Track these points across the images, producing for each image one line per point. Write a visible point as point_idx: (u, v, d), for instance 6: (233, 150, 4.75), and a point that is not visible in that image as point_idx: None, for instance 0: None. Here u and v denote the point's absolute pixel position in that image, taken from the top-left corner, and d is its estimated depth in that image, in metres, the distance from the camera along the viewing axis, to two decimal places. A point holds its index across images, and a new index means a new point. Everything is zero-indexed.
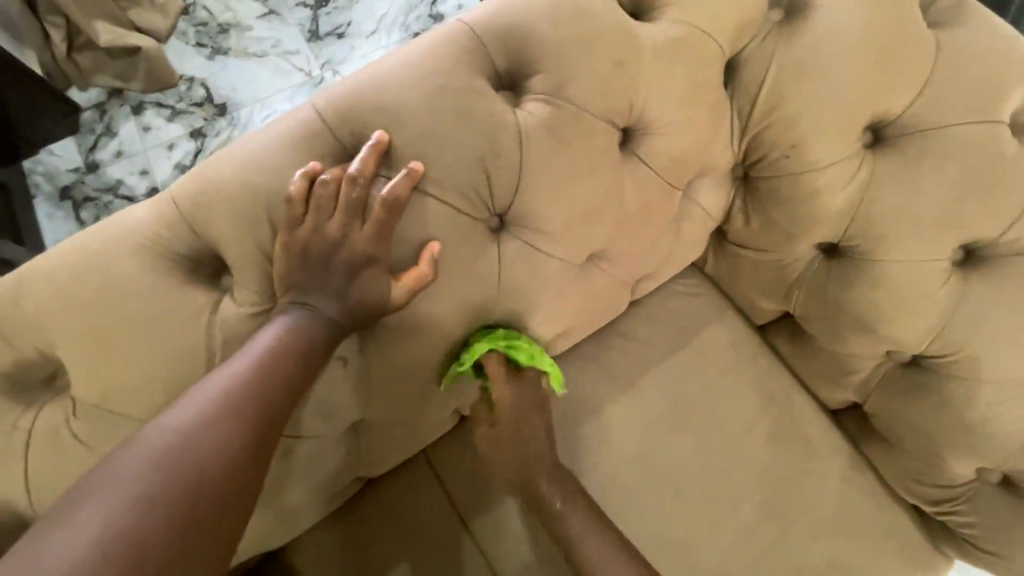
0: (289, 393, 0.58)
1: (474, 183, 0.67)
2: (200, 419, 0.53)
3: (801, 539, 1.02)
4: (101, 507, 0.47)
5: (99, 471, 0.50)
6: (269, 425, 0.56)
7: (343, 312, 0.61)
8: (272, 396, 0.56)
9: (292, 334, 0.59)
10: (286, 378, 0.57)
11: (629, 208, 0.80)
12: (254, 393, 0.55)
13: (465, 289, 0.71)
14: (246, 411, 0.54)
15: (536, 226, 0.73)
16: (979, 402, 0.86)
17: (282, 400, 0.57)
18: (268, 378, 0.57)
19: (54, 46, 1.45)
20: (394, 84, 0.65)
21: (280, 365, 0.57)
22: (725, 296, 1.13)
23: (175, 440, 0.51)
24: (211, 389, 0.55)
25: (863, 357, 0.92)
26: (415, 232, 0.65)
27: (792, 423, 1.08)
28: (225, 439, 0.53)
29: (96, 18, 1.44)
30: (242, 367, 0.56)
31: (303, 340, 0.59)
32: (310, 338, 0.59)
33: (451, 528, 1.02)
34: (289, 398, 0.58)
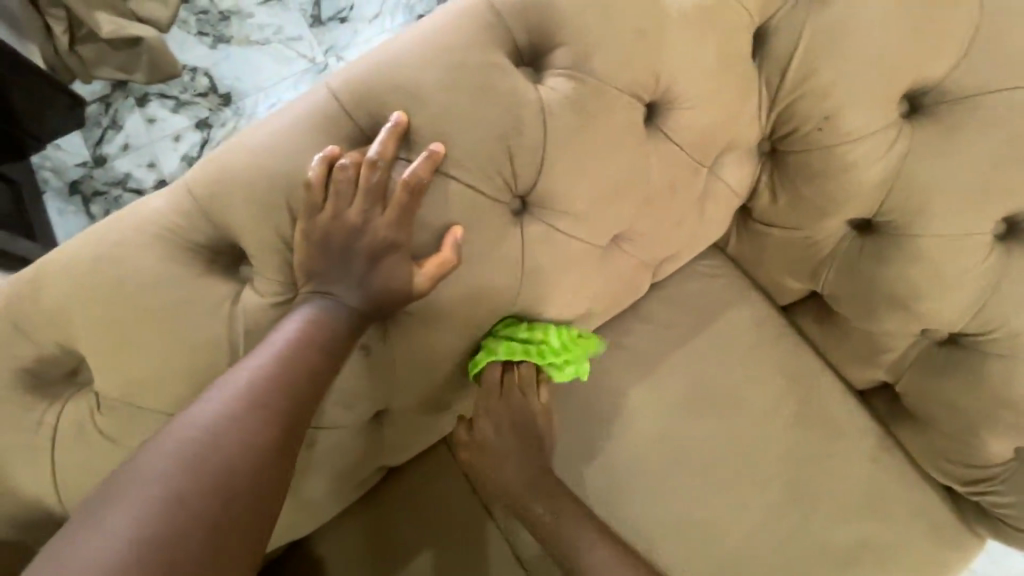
0: (315, 387, 0.56)
1: (498, 164, 0.64)
2: (226, 415, 0.51)
3: (829, 522, 1.01)
4: (131, 506, 0.46)
5: (126, 470, 0.49)
6: (295, 420, 0.54)
7: (367, 301, 0.59)
8: (298, 390, 0.55)
9: (316, 326, 0.57)
10: (312, 371, 0.56)
11: (655, 188, 0.78)
12: (279, 387, 0.54)
13: (489, 275, 0.69)
14: (273, 406, 0.53)
15: (560, 207, 0.71)
16: (1020, 380, 0.83)
17: (307, 394, 0.56)
18: (293, 371, 0.55)
19: (57, 39, 1.41)
20: (412, 62, 0.62)
21: (305, 358, 0.56)
22: (748, 276, 1.11)
23: (202, 435, 0.50)
24: (236, 384, 0.53)
25: (896, 336, 0.90)
26: (438, 216, 0.63)
27: (819, 404, 1.06)
28: (252, 435, 0.51)
29: (96, 9, 1.38)
30: (266, 360, 0.55)
31: (327, 332, 0.57)
32: (334, 329, 0.58)
33: (474, 515, 1.02)
34: (314, 392, 0.56)
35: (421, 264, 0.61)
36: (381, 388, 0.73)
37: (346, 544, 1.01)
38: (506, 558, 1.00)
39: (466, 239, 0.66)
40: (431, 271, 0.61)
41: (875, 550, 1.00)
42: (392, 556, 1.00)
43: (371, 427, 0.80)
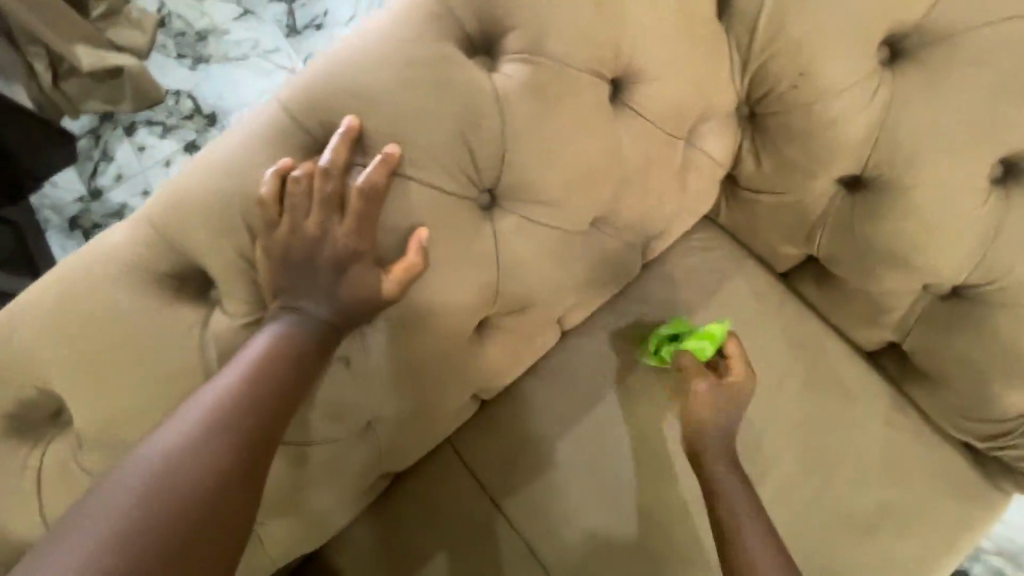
0: (284, 404, 0.56)
1: (458, 160, 0.62)
2: (190, 438, 0.51)
3: (847, 490, 0.99)
4: (90, 538, 0.45)
5: (88, 499, 0.48)
6: (264, 440, 0.53)
7: (335, 313, 0.58)
8: (265, 409, 0.54)
9: (283, 343, 0.56)
10: (281, 388, 0.55)
11: (630, 167, 0.75)
12: (245, 407, 0.53)
13: (464, 273, 0.68)
14: (239, 426, 0.52)
15: (530, 197, 0.69)
16: None
17: (276, 413, 0.55)
18: (260, 390, 0.54)
19: (39, 76, 1.39)
20: (359, 64, 0.60)
21: (272, 376, 0.55)
22: (743, 246, 1.08)
23: (165, 461, 0.49)
24: (202, 407, 0.52)
25: (899, 295, 0.86)
26: (400, 219, 0.61)
27: (828, 371, 1.03)
28: (219, 458, 0.50)
29: (74, 41, 1.34)
30: (234, 381, 0.54)
31: (296, 349, 0.57)
32: (302, 345, 0.57)
33: (485, 514, 1.01)
34: (284, 411, 0.55)
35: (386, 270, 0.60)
36: (367, 398, 0.72)
37: (362, 553, 1.02)
38: (520, 553, 1.00)
39: (433, 238, 0.64)
40: (397, 276, 0.60)
41: (897, 515, 0.98)
42: (407, 559, 1.00)
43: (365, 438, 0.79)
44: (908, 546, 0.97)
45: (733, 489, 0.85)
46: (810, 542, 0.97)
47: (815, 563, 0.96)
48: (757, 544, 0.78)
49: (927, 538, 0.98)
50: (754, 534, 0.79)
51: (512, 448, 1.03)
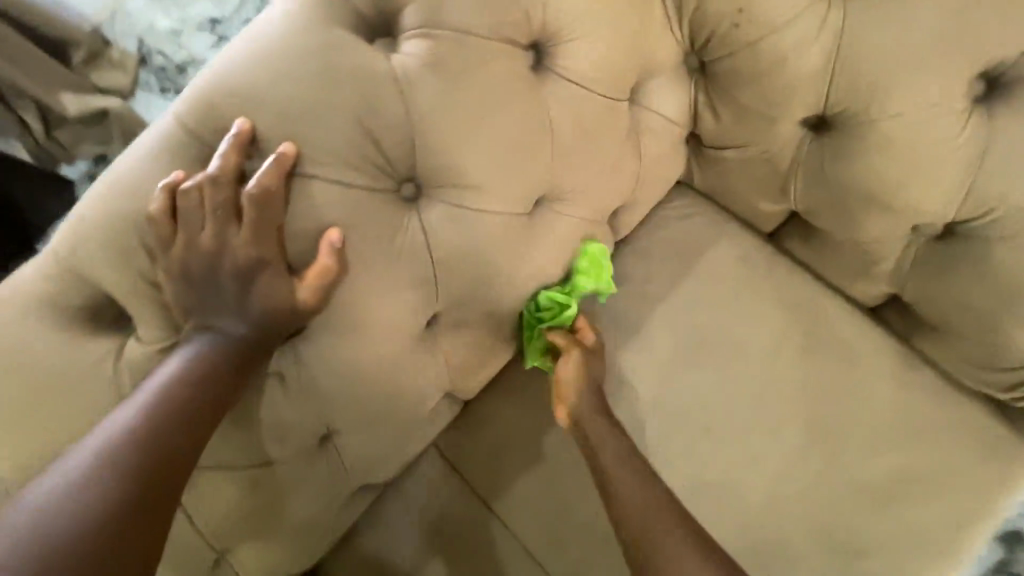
0: (198, 427, 0.53)
1: (363, 151, 0.58)
2: (93, 467, 0.48)
3: (861, 458, 0.91)
4: None
5: None
6: (174, 467, 0.51)
7: (250, 326, 0.56)
8: (181, 431, 0.52)
9: (195, 363, 0.54)
10: (195, 409, 0.53)
11: (564, 136, 0.70)
12: (156, 429, 0.51)
13: (393, 269, 0.64)
14: (149, 451, 0.50)
15: (454, 182, 0.64)
16: None
17: (188, 438, 0.52)
18: (174, 412, 0.52)
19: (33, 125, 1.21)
20: (248, 64, 0.56)
21: (186, 398, 0.53)
22: (724, 210, 1.04)
23: (64, 492, 0.46)
24: (104, 436, 0.50)
25: (886, 241, 0.78)
26: (309, 219, 0.57)
27: (827, 332, 0.96)
28: (119, 489, 0.48)
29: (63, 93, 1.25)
30: (141, 406, 0.51)
31: (208, 369, 0.54)
32: (217, 363, 0.55)
33: (478, 518, 0.97)
34: (197, 435, 0.53)
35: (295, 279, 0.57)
36: (313, 413, 0.69)
37: (359, 567, 0.99)
38: (517, 555, 0.95)
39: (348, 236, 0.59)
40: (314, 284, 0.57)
41: (922, 480, 0.89)
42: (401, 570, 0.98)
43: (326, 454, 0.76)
44: (938, 513, 0.89)
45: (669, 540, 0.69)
46: (825, 517, 0.90)
47: (834, 540, 0.89)
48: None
49: (959, 503, 0.89)
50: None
51: (499, 447, 0.99)
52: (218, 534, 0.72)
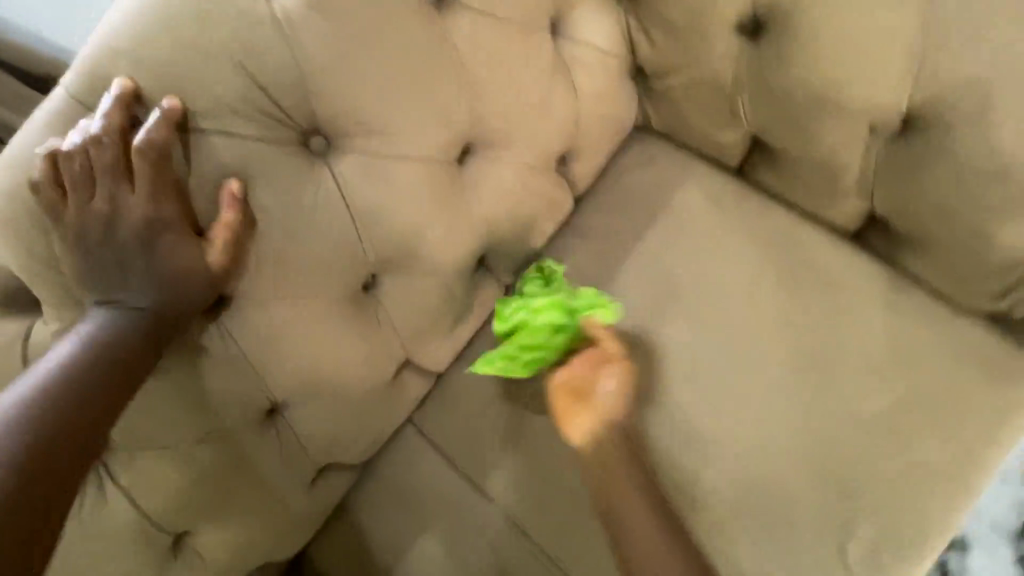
0: (102, 396, 0.55)
1: (255, 102, 0.57)
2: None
3: (851, 393, 0.85)
4: None
5: None
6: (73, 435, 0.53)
7: (158, 293, 0.57)
8: (64, 427, 0.53)
9: (84, 356, 0.54)
10: (80, 406, 0.54)
11: (478, 75, 0.68)
12: (40, 423, 0.52)
13: (309, 227, 0.63)
14: (29, 446, 0.51)
15: (359, 129, 0.62)
16: (1011, 140, 0.64)
17: (90, 407, 0.54)
18: (60, 405, 0.53)
19: None
20: (127, 25, 0.55)
21: (73, 392, 0.54)
22: (686, 148, 0.96)
23: None
24: (16, 398, 0.53)
25: (840, 146, 0.73)
26: (215, 178, 0.57)
27: (807, 263, 0.89)
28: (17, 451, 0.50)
29: None
30: (51, 373, 0.54)
31: (115, 339, 0.56)
32: (104, 359, 0.55)
33: (456, 492, 0.95)
34: (101, 405, 0.55)
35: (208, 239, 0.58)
36: (247, 381, 0.68)
37: (344, 550, 0.98)
38: (498, 527, 0.92)
39: (250, 193, 0.59)
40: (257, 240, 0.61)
41: (920, 409, 0.83)
42: (385, 546, 0.96)
43: (275, 424, 0.76)
44: (941, 444, 0.82)
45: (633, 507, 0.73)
46: (819, 459, 0.84)
47: (829, 482, 0.83)
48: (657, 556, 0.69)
49: (964, 430, 0.82)
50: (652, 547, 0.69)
51: (471, 416, 0.95)
52: (169, 516, 0.71)
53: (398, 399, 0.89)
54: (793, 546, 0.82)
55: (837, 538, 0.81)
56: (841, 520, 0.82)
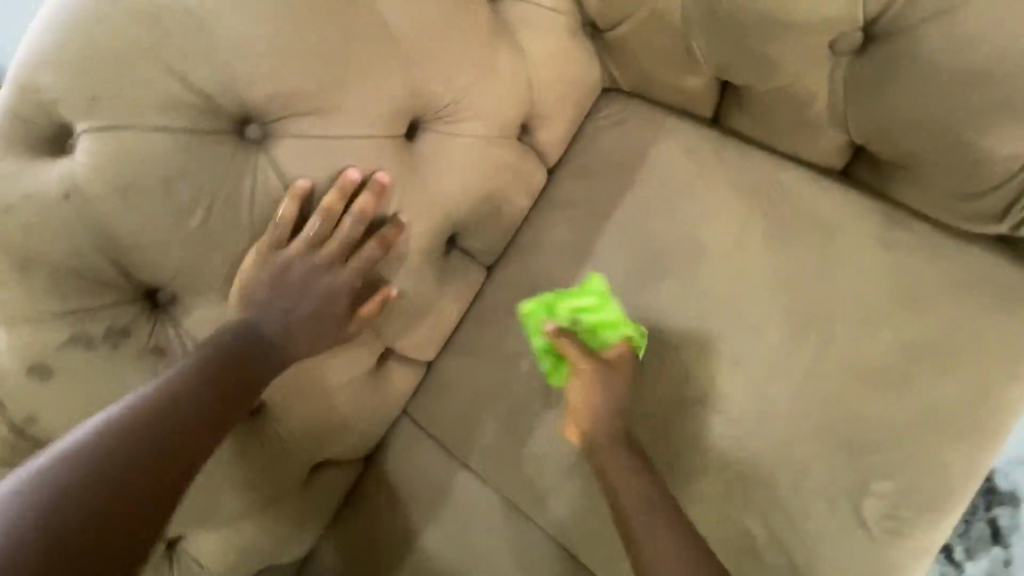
0: (213, 411, 0.61)
1: (178, 95, 0.56)
2: (117, 428, 0.55)
3: (854, 339, 0.79)
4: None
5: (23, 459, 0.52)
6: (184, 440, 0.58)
7: (258, 317, 0.65)
8: (166, 469, 0.56)
9: (199, 373, 0.60)
10: (199, 418, 0.59)
11: (412, 48, 0.66)
12: (143, 461, 0.54)
13: (251, 217, 0.62)
14: (152, 445, 0.56)
15: (292, 111, 0.61)
16: (970, 37, 0.62)
17: (203, 417, 0.60)
18: (159, 448, 0.56)
19: None
20: (42, 35, 0.55)
21: (191, 401, 0.59)
22: (656, 102, 0.90)
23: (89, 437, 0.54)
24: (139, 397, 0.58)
25: (803, 75, 0.73)
26: (142, 176, 0.56)
27: (795, 208, 0.84)
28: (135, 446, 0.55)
29: None
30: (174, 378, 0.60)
31: (231, 360, 0.62)
32: (220, 382, 0.61)
33: (455, 478, 0.93)
34: (212, 417, 0.60)
35: (282, 240, 0.63)
36: None
37: (348, 549, 0.95)
38: (500, 508, 0.91)
39: (179, 188, 0.58)
40: (342, 236, 0.66)
41: (929, 348, 0.77)
42: (389, 541, 0.93)
43: (255, 422, 0.77)
44: (957, 382, 0.76)
45: (626, 473, 0.74)
46: (827, 413, 0.78)
47: (837, 437, 0.77)
48: (650, 519, 0.70)
49: (980, 365, 0.76)
50: (648, 516, 0.71)
51: (462, 402, 0.93)
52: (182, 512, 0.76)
53: (383, 387, 0.88)
54: (806, 507, 0.77)
55: (854, 495, 0.76)
56: (857, 477, 0.76)
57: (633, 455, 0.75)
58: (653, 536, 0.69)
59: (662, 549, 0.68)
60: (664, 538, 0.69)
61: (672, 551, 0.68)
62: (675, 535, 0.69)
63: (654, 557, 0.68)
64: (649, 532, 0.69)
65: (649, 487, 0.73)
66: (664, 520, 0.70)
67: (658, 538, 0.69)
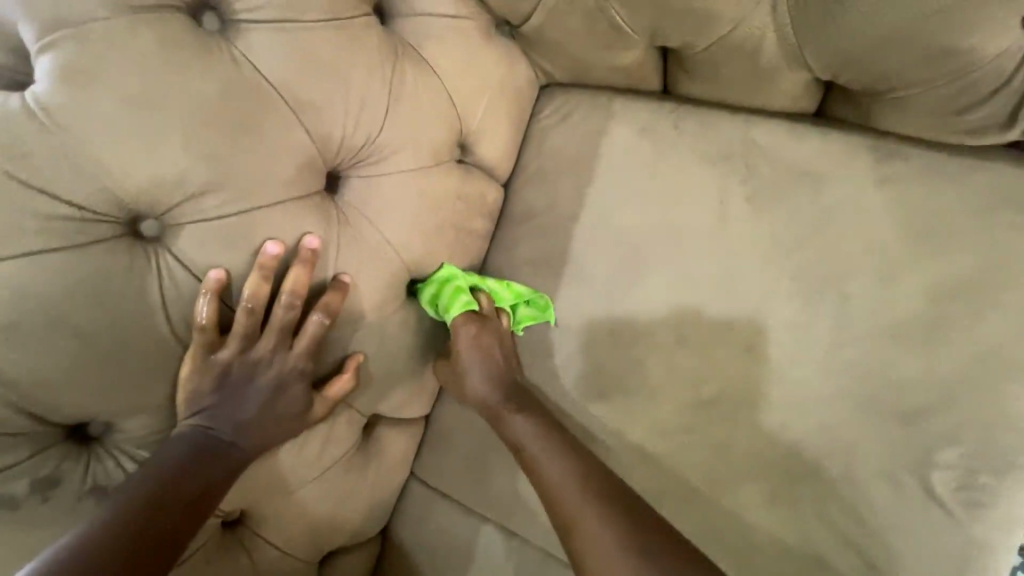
0: (194, 494, 0.56)
1: (41, 207, 0.49)
2: (93, 530, 0.50)
3: (875, 294, 0.70)
4: None
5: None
6: (166, 533, 0.53)
7: (221, 398, 0.59)
8: (151, 560, 0.51)
9: (170, 459, 0.56)
10: (180, 505, 0.55)
11: (304, 92, 0.58)
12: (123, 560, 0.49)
13: (169, 320, 0.55)
14: (133, 539, 0.51)
15: (184, 195, 0.54)
16: None
17: (184, 504, 0.55)
18: (141, 542, 0.51)
19: None
20: None
21: (168, 487, 0.55)
22: (599, 88, 0.83)
23: (66, 545, 0.49)
24: (113, 498, 0.53)
25: (745, 14, 0.65)
26: (22, 310, 0.49)
27: (773, 163, 0.75)
28: (115, 542, 0.50)
29: None
30: (146, 469, 0.55)
31: (205, 440, 0.58)
32: (193, 466, 0.56)
33: (481, 537, 0.82)
34: (193, 502, 0.56)
35: (212, 342, 0.57)
36: None
37: None
38: (536, 562, 0.79)
39: (70, 313, 0.50)
40: (278, 318, 0.60)
41: (963, 287, 0.67)
42: None
43: (238, 533, 0.70)
44: (1007, 320, 0.66)
45: (529, 434, 0.70)
46: (863, 383, 0.69)
47: (882, 407, 0.68)
48: (557, 473, 0.66)
49: None
50: (555, 469, 0.66)
51: (466, 455, 0.83)
52: None
53: (376, 459, 0.80)
54: (864, 492, 0.68)
55: (919, 469, 0.66)
56: (915, 447, 0.66)
57: (527, 411, 0.71)
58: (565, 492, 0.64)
59: (567, 496, 0.64)
60: (573, 492, 0.64)
61: (585, 505, 0.63)
62: (587, 487, 0.64)
63: (574, 514, 0.63)
64: (561, 490, 0.65)
65: (554, 441, 0.68)
66: (574, 475, 0.65)
67: (569, 492, 0.64)
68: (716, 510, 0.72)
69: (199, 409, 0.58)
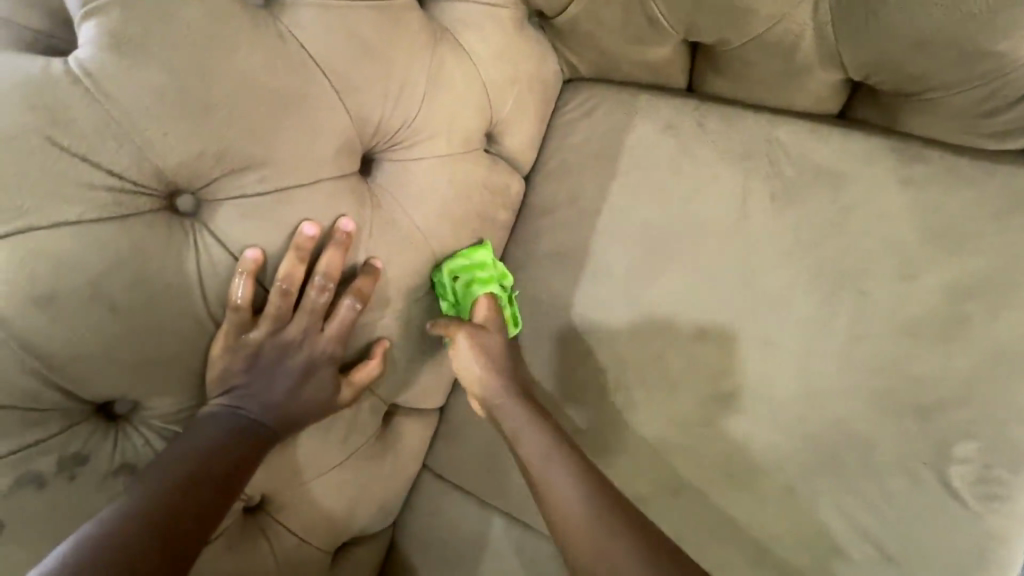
0: (221, 476, 0.54)
1: (78, 173, 0.47)
2: (120, 511, 0.48)
3: (895, 292, 0.71)
4: None
5: None
6: (194, 516, 0.51)
7: (249, 381, 0.58)
8: (179, 543, 0.49)
9: (198, 441, 0.54)
10: (209, 487, 0.53)
11: (348, 72, 0.58)
12: (150, 541, 0.48)
13: (204, 298, 0.54)
14: (161, 521, 0.49)
15: (225, 171, 0.53)
16: None
17: (212, 486, 0.54)
18: (168, 524, 0.49)
19: None
20: None
21: (197, 469, 0.53)
22: (626, 83, 0.83)
23: (94, 526, 0.47)
24: (142, 479, 0.52)
25: (783, 11, 0.66)
26: (58, 280, 0.47)
27: (796, 162, 0.76)
28: (143, 523, 0.48)
29: None
30: (175, 451, 0.54)
31: (233, 422, 0.57)
32: (222, 448, 0.55)
33: (494, 531, 0.81)
34: (221, 484, 0.54)
35: (245, 323, 0.56)
36: None
37: None
38: (551, 555, 0.79)
39: (106, 286, 0.49)
40: (310, 300, 0.59)
41: (978, 287, 0.69)
42: None
43: (258, 519, 0.69)
44: (1019, 320, 0.68)
45: (529, 439, 0.65)
46: (883, 379, 0.70)
47: (900, 402, 0.69)
48: (549, 465, 0.63)
49: None
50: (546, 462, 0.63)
51: (481, 447, 0.82)
52: None
53: (393, 450, 0.79)
54: (879, 485, 0.69)
55: (935, 463, 0.68)
56: (931, 442, 0.68)
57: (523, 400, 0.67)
58: (585, 529, 0.58)
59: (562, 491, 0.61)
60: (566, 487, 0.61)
61: (597, 523, 0.58)
62: (602, 509, 0.59)
63: (565, 507, 0.60)
64: (570, 509, 0.60)
65: (595, 498, 0.60)
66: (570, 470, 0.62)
67: (581, 511, 0.59)
68: (733, 504, 0.73)
69: (229, 389, 0.57)
